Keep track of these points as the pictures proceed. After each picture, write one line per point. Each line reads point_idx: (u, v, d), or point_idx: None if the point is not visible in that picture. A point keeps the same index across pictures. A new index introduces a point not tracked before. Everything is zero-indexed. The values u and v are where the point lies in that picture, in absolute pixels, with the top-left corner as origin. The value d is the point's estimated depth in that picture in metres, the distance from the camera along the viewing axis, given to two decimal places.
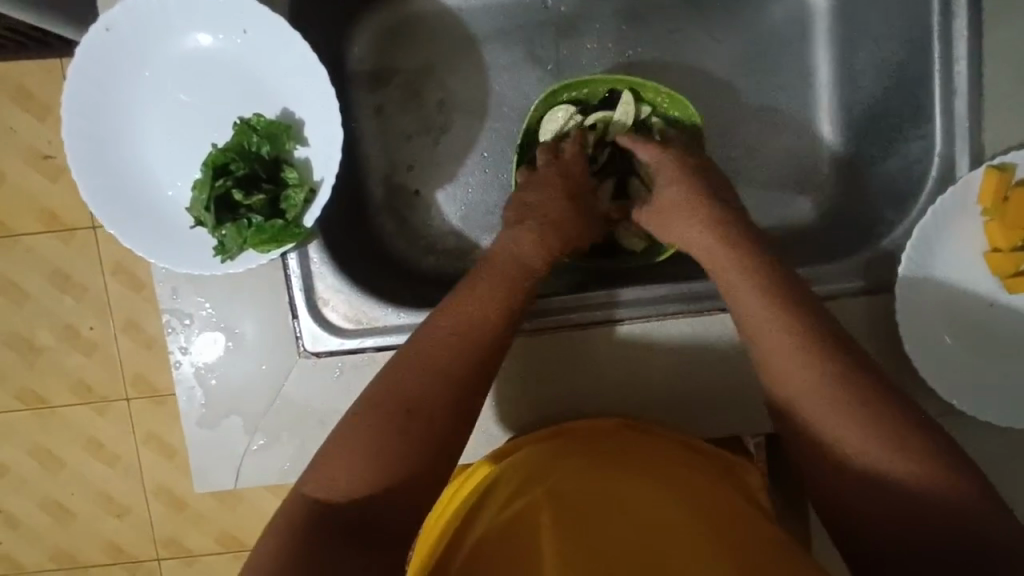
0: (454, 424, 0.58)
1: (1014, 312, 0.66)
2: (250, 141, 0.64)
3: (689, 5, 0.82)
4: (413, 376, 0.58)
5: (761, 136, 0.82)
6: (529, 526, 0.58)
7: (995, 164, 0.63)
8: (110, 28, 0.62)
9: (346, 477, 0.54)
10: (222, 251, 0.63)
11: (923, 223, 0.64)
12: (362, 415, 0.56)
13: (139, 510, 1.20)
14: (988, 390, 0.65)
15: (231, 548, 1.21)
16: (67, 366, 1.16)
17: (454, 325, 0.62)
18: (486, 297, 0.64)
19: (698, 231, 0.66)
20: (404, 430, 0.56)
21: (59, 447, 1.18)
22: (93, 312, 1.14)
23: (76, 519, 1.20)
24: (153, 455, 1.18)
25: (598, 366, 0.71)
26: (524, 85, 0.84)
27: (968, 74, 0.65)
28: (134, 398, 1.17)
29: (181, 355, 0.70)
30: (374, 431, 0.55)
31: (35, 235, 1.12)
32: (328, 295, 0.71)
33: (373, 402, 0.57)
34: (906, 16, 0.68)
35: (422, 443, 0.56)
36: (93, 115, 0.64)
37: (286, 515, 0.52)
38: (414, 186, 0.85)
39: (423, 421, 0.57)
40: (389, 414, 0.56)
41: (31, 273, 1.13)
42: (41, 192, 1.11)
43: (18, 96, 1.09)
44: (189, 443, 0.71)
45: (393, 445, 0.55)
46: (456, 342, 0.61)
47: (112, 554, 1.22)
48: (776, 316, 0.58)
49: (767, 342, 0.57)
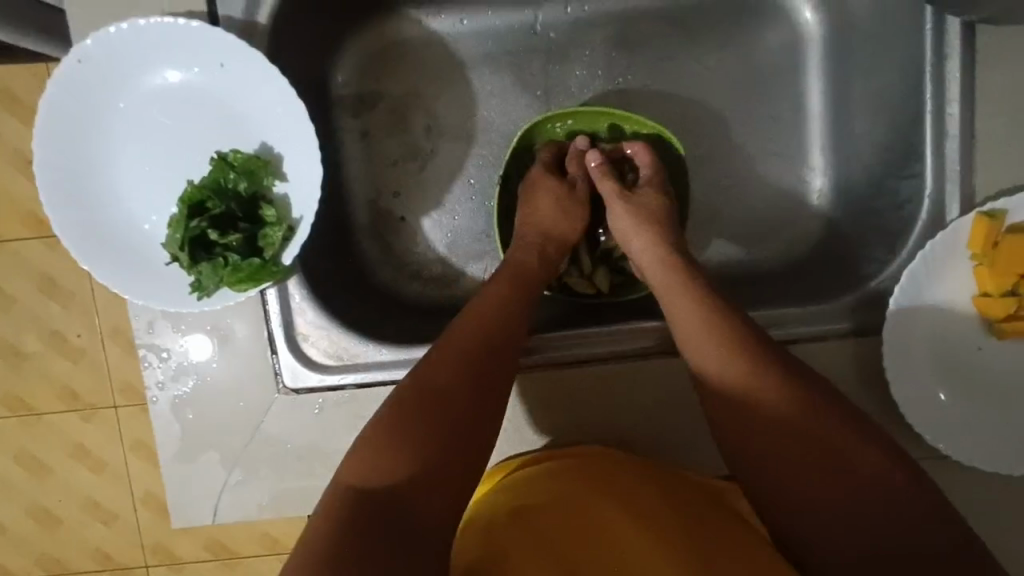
0: (489, 413, 0.57)
1: (1003, 355, 0.65)
2: (227, 177, 0.62)
3: (683, 31, 0.81)
4: (445, 368, 0.57)
5: (751, 164, 0.81)
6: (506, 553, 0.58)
7: (985, 210, 0.62)
8: (84, 60, 0.60)
9: (399, 460, 0.52)
10: (199, 289, 0.62)
11: (912, 268, 0.63)
12: (390, 414, 0.55)
13: (127, 517, 1.19)
14: (976, 434, 0.64)
15: (220, 556, 1.20)
16: (53, 373, 1.14)
17: (478, 318, 0.61)
18: (507, 290, 0.64)
19: (646, 247, 0.68)
20: (433, 420, 0.54)
21: (45, 454, 1.17)
22: (81, 319, 1.12)
23: (64, 525, 1.19)
24: (141, 462, 1.17)
25: (579, 405, 0.71)
26: (513, 111, 0.82)
27: (961, 116, 0.63)
28: (122, 405, 1.15)
29: (157, 389, 0.69)
30: (419, 418, 0.54)
31: (22, 242, 1.10)
32: (309, 330, 0.70)
33: (400, 402, 0.55)
34: (902, 51, 0.67)
35: (472, 423, 0.55)
36: (63, 150, 0.62)
37: (326, 517, 0.50)
38: (400, 212, 0.83)
39: (462, 409, 0.55)
40: (417, 409, 0.54)
41: (17, 280, 1.11)
42: (27, 199, 1.09)
43: (3, 100, 1.07)
44: (165, 479, 0.70)
45: (438, 428, 0.54)
46: (484, 335, 0.60)
47: (100, 561, 1.21)
48: (717, 326, 0.58)
49: (703, 354, 0.58)
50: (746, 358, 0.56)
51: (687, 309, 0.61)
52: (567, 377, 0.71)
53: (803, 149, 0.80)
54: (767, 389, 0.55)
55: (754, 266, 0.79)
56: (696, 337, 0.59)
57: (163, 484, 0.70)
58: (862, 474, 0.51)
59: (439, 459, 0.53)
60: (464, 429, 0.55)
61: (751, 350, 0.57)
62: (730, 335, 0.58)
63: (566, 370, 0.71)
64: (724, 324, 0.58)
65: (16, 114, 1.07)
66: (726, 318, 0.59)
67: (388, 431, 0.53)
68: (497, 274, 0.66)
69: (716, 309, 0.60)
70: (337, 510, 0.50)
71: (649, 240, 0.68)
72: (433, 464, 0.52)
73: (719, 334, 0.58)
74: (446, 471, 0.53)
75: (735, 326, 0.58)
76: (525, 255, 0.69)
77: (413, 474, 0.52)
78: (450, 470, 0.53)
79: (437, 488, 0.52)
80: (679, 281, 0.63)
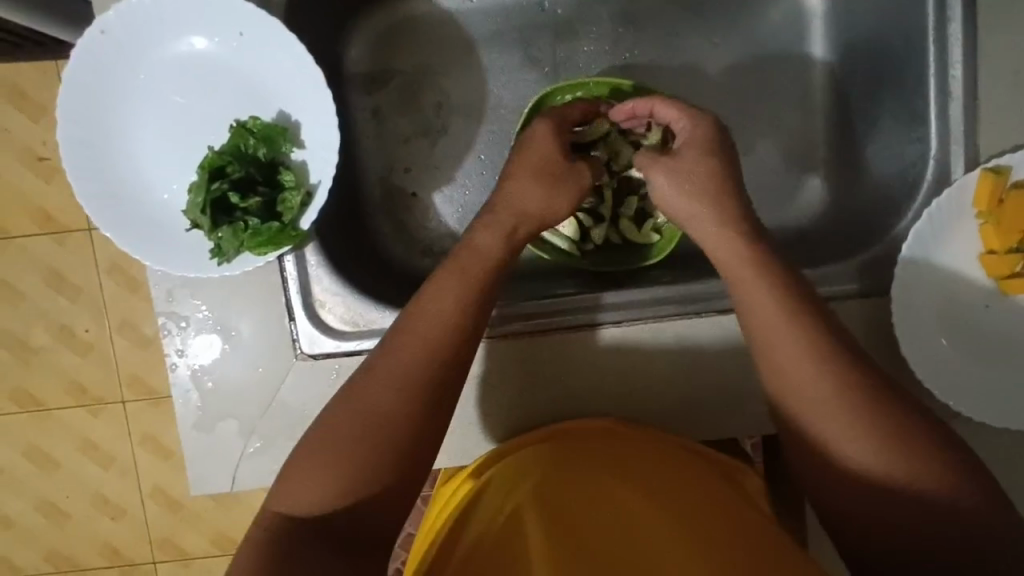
0: (423, 424, 0.57)
1: (1009, 316, 0.66)
2: (247, 143, 0.64)
3: (687, 9, 0.83)
4: (383, 380, 0.57)
5: (755, 139, 0.82)
6: (510, 536, 0.59)
7: (990, 166, 0.64)
8: (107, 31, 0.62)
9: (339, 472, 0.54)
10: (218, 253, 0.63)
11: (919, 227, 0.64)
12: (334, 424, 0.55)
13: (135, 512, 1.20)
14: (985, 394, 0.65)
15: (228, 550, 1.21)
16: (62, 366, 1.15)
17: (424, 323, 0.59)
18: (456, 289, 0.61)
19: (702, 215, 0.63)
20: (373, 435, 0.55)
21: (55, 449, 1.18)
22: (89, 312, 1.14)
23: (72, 521, 1.20)
24: (150, 457, 1.18)
25: (595, 368, 0.71)
26: (522, 88, 0.84)
27: (963, 79, 0.65)
28: (130, 399, 1.16)
29: (177, 357, 0.70)
30: (359, 431, 0.55)
31: (32, 234, 1.12)
32: (325, 297, 0.71)
33: (343, 413, 0.56)
34: (903, 20, 0.68)
35: (411, 434, 0.56)
36: (88, 120, 0.63)
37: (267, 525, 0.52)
38: (412, 189, 0.85)
39: (395, 423, 0.55)
40: (358, 424, 0.55)
41: (27, 273, 1.12)
42: (37, 192, 1.11)
43: (12, 95, 1.09)
44: (184, 447, 0.71)
45: (377, 442, 0.55)
46: (426, 341, 0.58)
47: (108, 556, 1.22)
48: (789, 315, 0.56)
49: (776, 340, 0.56)
50: (785, 351, 0.55)
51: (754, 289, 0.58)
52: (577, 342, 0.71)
53: (807, 124, 0.82)
54: (808, 376, 0.54)
55: None
56: (771, 323, 0.56)
57: (183, 450, 0.71)
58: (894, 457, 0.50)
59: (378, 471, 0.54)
60: (402, 442, 0.55)
61: (798, 341, 0.55)
62: (792, 320, 0.56)
63: (574, 336, 0.71)
64: (789, 312, 0.56)
65: (25, 109, 1.09)
66: (773, 308, 0.56)
67: (330, 442, 0.54)
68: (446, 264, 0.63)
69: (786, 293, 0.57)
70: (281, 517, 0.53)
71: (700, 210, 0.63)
72: (371, 475, 0.54)
73: (784, 321, 0.56)
74: (379, 480, 0.55)
75: (795, 316, 0.56)
76: (484, 245, 0.64)
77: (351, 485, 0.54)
78: (388, 480, 0.55)
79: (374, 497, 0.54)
80: (743, 260, 0.59)
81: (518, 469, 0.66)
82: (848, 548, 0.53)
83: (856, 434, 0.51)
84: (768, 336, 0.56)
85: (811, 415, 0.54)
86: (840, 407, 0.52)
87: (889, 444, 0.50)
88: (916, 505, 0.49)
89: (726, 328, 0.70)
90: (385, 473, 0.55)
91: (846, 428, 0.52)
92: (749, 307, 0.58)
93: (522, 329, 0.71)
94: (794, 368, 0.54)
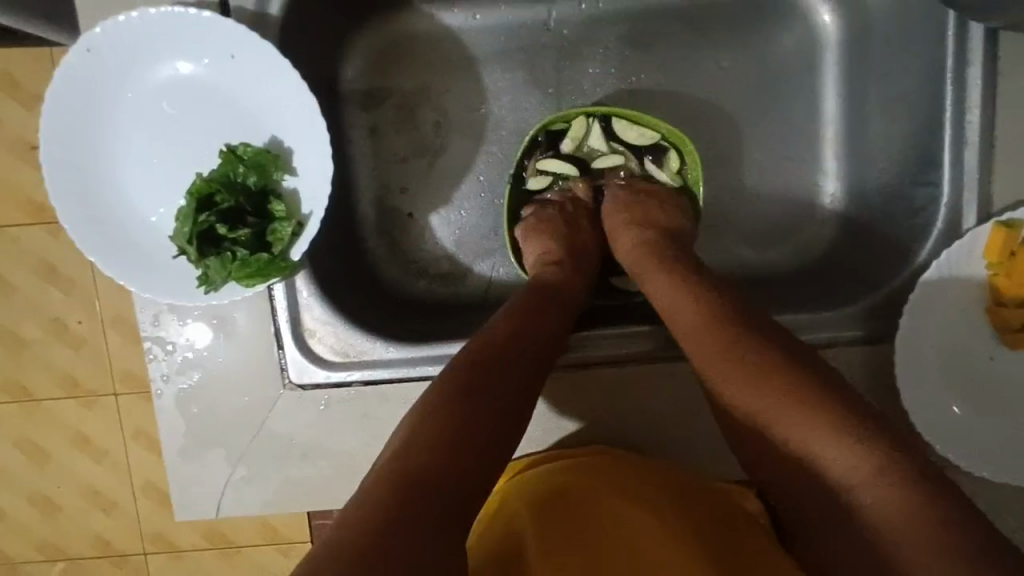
0: (519, 424, 0.56)
1: (1015, 365, 0.65)
2: (237, 171, 0.61)
3: (697, 30, 0.80)
4: (467, 370, 0.56)
5: (763, 168, 0.80)
6: (510, 559, 0.59)
7: (1003, 220, 0.62)
8: (92, 49, 0.59)
9: (428, 459, 0.49)
10: (205, 283, 0.61)
11: (927, 276, 0.63)
12: (425, 415, 0.52)
13: (127, 505, 1.19)
14: (985, 442, 0.64)
15: (219, 545, 1.20)
16: (53, 359, 1.14)
17: (502, 324, 0.61)
18: (533, 301, 0.64)
19: (630, 244, 0.70)
20: (465, 419, 0.52)
21: (46, 440, 1.16)
22: (81, 306, 1.12)
23: (64, 512, 1.19)
24: (142, 451, 1.17)
25: (593, 406, 0.71)
26: (523, 108, 0.82)
27: (980, 123, 0.63)
28: (122, 393, 1.15)
29: (162, 383, 0.69)
30: (449, 417, 0.51)
31: (25, 226, 1.09)
32: (315, 326, 0.69)
33: (435, 402, 0.53)
34: (922, 57, 0.66)
35: (494, 429, 0.53)
36: (73, 142, 0.61)
37: (348, 512, 0.45)
38: (408, 209, 0.83)
39: (487, 416, 0.53)
40: (451, 408, 0.52)
41: (17, 266, 1.10)
42: (30, 185, 1.08)
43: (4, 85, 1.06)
44: (169, 474, 0.70)
45: (464, 428, 0.51)
46: (517, 339, 0.59)
47: (100, 548, 1.21)
48: (722, 329, 0.56)
49: (713, 364, 0.55)
50: (752, 358, 0.53)
51: (681, 305, 0.60)
52: (579, 380, 0.71)
53: (817, 154, 0.80)
54: (765, 387, 0.52)
55: (765, 269, 0.79)
56: (699, 338, 0.57)
57: (167, 477, 0.70)
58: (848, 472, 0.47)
59: (466, 459, 0.50)
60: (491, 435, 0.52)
61: (751, 350, 0.54)
62: (738, 337, 0.55)
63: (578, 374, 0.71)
64: (732, 333, 0.56)
65: (19, 100, 1.06)
66: (727, 327, 0.56)
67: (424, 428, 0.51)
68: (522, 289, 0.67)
69: (723, 310, 0.58)
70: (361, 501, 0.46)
71: (628, 238, 0.70)
72: (457, 460, 0.49)
73: (724, 336, 0.56)
74: (463, 480, 0.49)
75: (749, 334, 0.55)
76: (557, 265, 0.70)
77: (439, 470, 0.48)
78: (472, 475, 0.50)
79: (461, 483, 0.49)
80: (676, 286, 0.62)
81: (523, 483, 0.66)
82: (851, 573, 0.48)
83: (817, 434, 0.48)
84: (708, 358, 0.56)
85: (782, 432, 0.50)
86: (812, 421, 0.49)
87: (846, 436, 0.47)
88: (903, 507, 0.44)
89: None
90: (470, 460, 0.50)
91: (821, 443, 0.48)
92: (676, 324, 0.60)
93: None
94: (755, 392, 0.52)
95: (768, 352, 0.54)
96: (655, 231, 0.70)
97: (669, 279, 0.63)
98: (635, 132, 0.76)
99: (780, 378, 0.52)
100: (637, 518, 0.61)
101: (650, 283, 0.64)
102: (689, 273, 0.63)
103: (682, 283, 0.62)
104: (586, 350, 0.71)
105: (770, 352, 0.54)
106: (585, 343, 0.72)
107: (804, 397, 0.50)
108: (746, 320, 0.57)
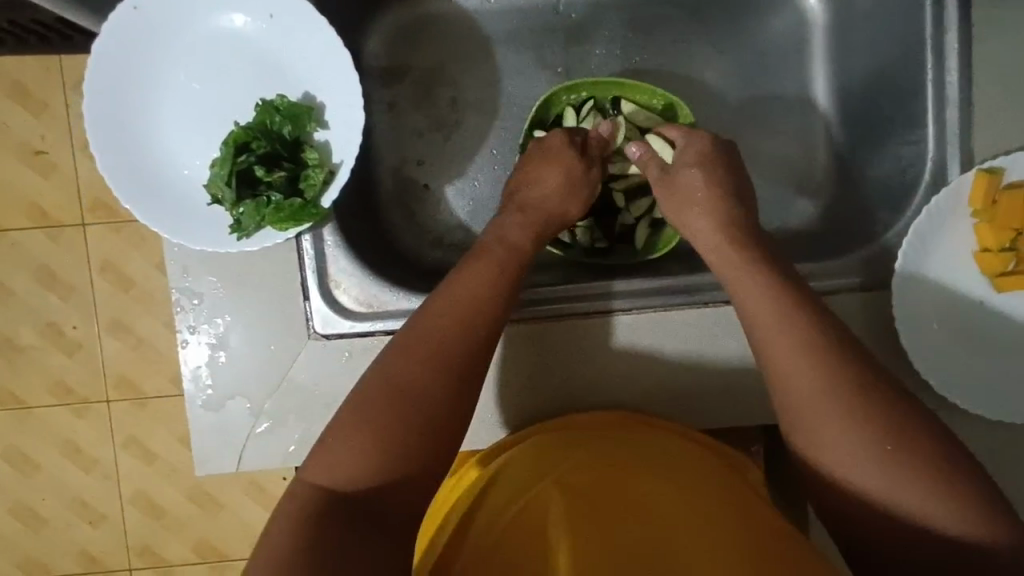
0: (463, 408, 0.58)
1: (1002, 312, 0.69)
2: (273, 121, 0.65)
3: (695, 17, 0.86)
4: (413, 362, 0.57)
5: (759, 143, 0.86)
6: (524, 534, 0.59)
7: (985, 168, 0.67)
8: (139, 7, 0.63)
9: (369, 459, 0.53)
10: (239, 229, 0.64)
11: (919, 223, 0.67)
12: (361, 408, 0.55)
13: (115, 516, 1.17)
14: (978, 386, 0.68)
15: (209, 558, 1.18)
16: (47, 365, 1.13)
17: (453, 305, 0.61)
18: (488, 277, 0.64)
19: (709, 223, 0.68)
20: (405, 416, 0.55)
21: (33, 449, 1.15)
22: (78, 311, 1.12)
23: (48, 525, 1.17)
24: (132, 460, 1.15)
25: (606, 359, 0.73)
26: (535, 86, 0.87)
27: (959, 84, 0.68)
28: (115, 401, 1.14)
29: (188, 334, 0.70)
30: (391, 417, 0.55)
31: (24, 230, 1.10)
32: (340, 278, 0.72)
33: (372, 391, 0.56)
34: (901, 29, 0.72)
35: (438, 421, 0.56)
36: (117, 95, 0.64)
37: (296, 509, 0.51)
38: (424, 180, 0.86)
39: (426, 412, 0.56)
40: (389, 405, 0.55)
41: (17, 269, 1.10)
42: (32, 188, 1.09)
43: (11, 91, 1.07)
44: (190, 427, 0.70)
45: (405, 428, 0.55)
46: (462, 338, 0.60)
47: (84, 564, 1.18)
48: (787, 316, 0.58)
49: (777, 345, 0.58)
50: (825, 344, 0.56)
51: (754, 288, 0.61)
52: (559, 331, 0.73)
53: (808, 129, 0.85)
54: (828, 371, 0.55)
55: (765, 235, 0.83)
56: (771, 319, 0.59)
57: (188, 430, 0.70)
58: (891, 455, 0.51)
59: (409, 452, 0.54)
60: (434, 432, 0.56)
61: (830, 342, 0.56)
62: (812, 328, 0.57)
63: (558, 324, 0.73)
64: (805, 322, 0.58)
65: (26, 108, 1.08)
66: (806, 317, 0.58)
67: (362, 422, 0.54)
68: (480, 255, 0.67)
69: (790, 294, 0.60)
70: (311, 507, 0.51)
71: (708, 217, 0.68)
72: (399, 458, 0.54)
73: (798, 325, 0.58)
74: (405, 479, 0.54)
75: (818, 327, 0.57)
76: (516, 239, 0.69)
77: (382, 473, 0.53)
78: (416, 469, 0.55)
79: (407, 482, 0.54)
80: (750, 266, 0.63)
81: (521, 458, 0.66)
82: (851, 539, 0.54)
83: (861, 422, 0.52)
84: (772, 344, 0.58)
85: (830, 414, 0.54)
86: (860, 406, 0.53)
87: (896, 440, 0.51)
88: (938, 492, 0.50)
89: (729, 320, 0.72)
90: (415, 455, 0.55)
91: (858, 429, 0.52)
92: (745, 304, 0.61)
93: (536, 318, 0.73)
94: (814, 377, 0.55)
95: (829, 343, 0.56)
96: (715, 194, 0.69)
97: (757, 265, 0.63)
98: (643, 115, 0.81)
99: (831, 368, 0.55)
100: (654, 488, 0.63)
101: (730, 275, 0.64)
102: (771, 269, 0.62)
103: (755, 262, 0.63)
104: (561, 301, 0.74)
105: (827, 341, 0.56)
106: (563, 294, 0.75)
107: (863, 389, 0.54)
108: (805, 303, 0.59)
